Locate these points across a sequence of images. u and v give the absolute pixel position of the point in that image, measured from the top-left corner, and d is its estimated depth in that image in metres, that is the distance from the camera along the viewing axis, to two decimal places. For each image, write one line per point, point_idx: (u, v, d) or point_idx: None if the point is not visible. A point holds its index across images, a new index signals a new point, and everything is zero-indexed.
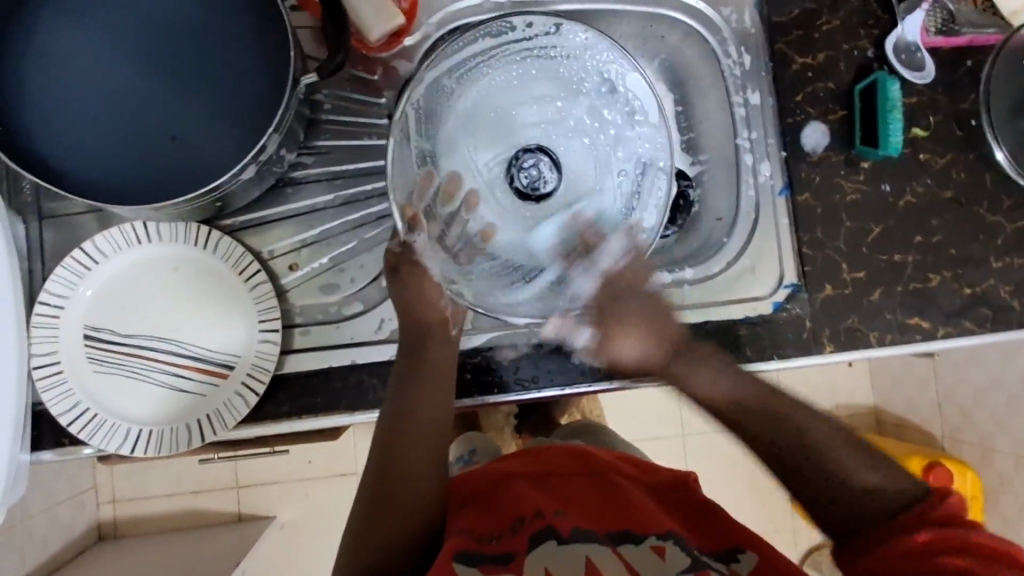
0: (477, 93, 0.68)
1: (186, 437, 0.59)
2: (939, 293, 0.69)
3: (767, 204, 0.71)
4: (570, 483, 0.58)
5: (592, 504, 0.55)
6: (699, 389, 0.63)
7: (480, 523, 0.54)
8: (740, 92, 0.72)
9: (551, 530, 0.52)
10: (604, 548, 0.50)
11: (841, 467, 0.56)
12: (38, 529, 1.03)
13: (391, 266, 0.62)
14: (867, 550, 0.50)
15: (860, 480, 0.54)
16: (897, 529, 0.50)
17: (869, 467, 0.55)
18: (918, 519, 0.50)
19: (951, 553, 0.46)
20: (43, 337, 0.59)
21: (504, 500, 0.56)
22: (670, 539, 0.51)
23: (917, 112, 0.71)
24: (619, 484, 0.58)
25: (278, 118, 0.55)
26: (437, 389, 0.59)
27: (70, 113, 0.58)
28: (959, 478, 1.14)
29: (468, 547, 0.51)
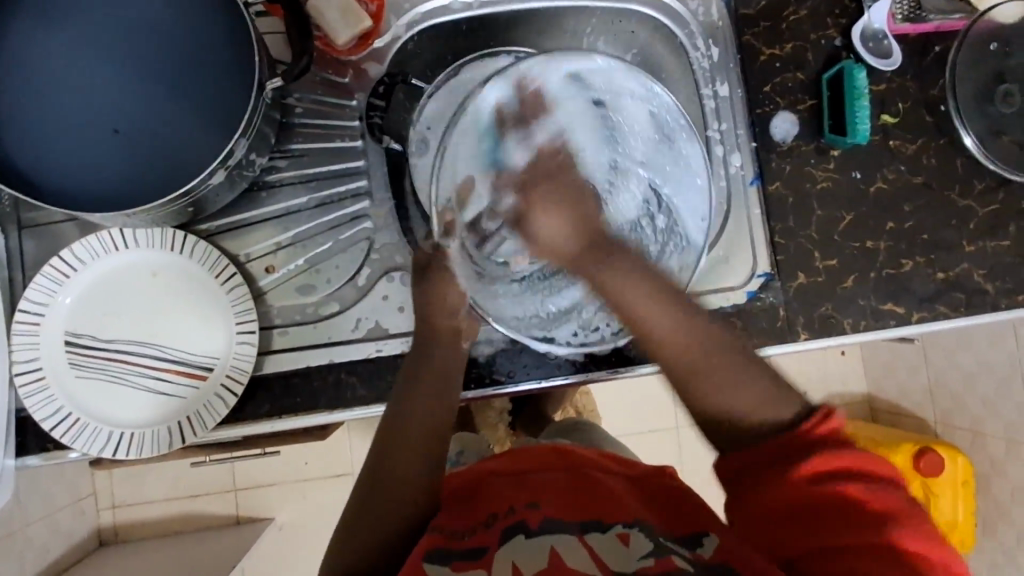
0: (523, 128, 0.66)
1: (167, 438, 0.60)
2: (912, 279, 0.70)
3: (738, 194, 0.71)
4: (547, 479, 0.58)
5: (567, 496, 0.56)
6: (635, 307, 0.55)
7: (454, 518, 0.55)
8: (709, 85, 0.73)
9: (520, 525, 0.52)
10: (570, 537, 0.51)
11: (722, 379, 0.54)
12: (38, 536, 1.05)
13: (417, 269, 0.62)
14: (764, 478, 0.50)
15: (741, 411, 0.54)
16: (784, 455, 0.50)
17: (735, 387, 0.54)
18: (799, 440, 0.51)
19: (843, 478, 0.48)
20: (24, 344, 0.60)
21: (480, 499, 0.57)
22: (636, 526, 0.52)
23: (886, 99, 0.72)
24: (596, 478, 0.58)
25: (245, 122, 0.56)
26: (439, 394, 0.59)
27: (43, 124, 0.59)
28: (950, 464, 1.14)
29: (442, 543, 0.52)
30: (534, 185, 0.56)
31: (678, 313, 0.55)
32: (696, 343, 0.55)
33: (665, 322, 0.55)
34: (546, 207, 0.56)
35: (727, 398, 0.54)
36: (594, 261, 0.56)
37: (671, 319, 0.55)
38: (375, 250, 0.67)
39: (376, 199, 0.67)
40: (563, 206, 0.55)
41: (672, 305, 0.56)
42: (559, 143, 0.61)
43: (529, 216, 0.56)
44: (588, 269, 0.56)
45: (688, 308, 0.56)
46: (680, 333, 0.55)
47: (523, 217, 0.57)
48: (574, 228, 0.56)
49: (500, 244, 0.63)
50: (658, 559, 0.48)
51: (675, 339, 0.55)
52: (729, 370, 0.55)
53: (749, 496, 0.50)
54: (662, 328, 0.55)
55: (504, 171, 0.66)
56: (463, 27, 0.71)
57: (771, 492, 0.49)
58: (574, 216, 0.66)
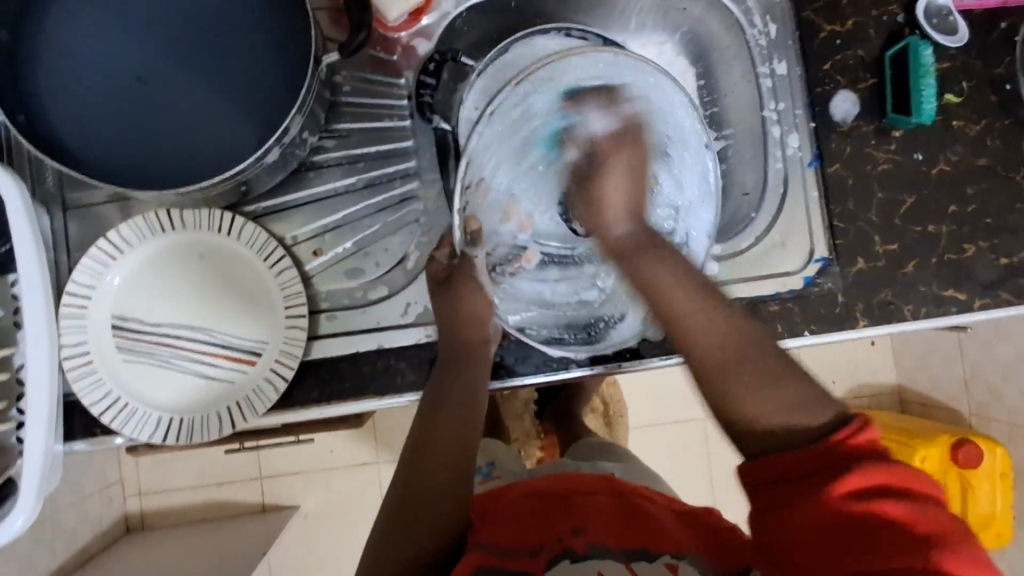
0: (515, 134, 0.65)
1: (217, 424, 0.59)
2: (974, 264, 0.68)
3: (796, 176, 0.69)
4: (593, 501, 0.57)
5: (615, 522, 0.54)
6: (658, 279, 0.58)
7: (495, 532, 0.54)
8: (766, 63, 0.70)
9: (567, 551, 0.51)
10: (617, 565, 0.50)
11: (747, 385, 0.52)
12: (67, 523, 1.04)
13: (438, 281, 0.62)
14: (797, 494, 0.45)
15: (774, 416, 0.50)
16: (830, 466, 0.45)
17: (774, 390, 0.51)
18: (835, 451, 0.46)
19: (881, 498, 0.43)
20: (72, 327, 0.59)
21: (527, 518, 0.56)
22: (685, 558, 0.51)
23: (949, 78, 0.69)
24: (643, 508, 0.57)
25: (300, 98, 0.55)
26: (466, 407, 0.58)
27: (91, 102, 0.58)
28: (988, 456, 1.11)
29: (488, 563, 0.50)
30: (634, 129, 0.64)
31: (716, 314, 0.56)
32: (721, 360, 0.54)
33: (705, 322, 0.55)
34: (616, 173, 0.64)
35: (769, 403, 0.51)
36: (636, 251, 0.60)
37: (706, 327, 0.55)
38: (424, 233, 0.65)
39: (426, 180, 0.65)
40: (629, 177, 0.64)
41: (693, 304, 0.56)
42: (626, 121, 0.65)
43: (604, 181, 0.64)
44: (627, 249, 0.61)
45: (713, 311, 0.56)
46: (708, 340, 0.55)
47: (592, 197, 0.65)
48: (629, 218, 0.63)
49: (590, 113, 0.65)
50: None
51: (708, 348, 0.54)
52: (777, 378, 0.52)
53: (777, 506, 0.45)
54: (697, 320, 0.55)
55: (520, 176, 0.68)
56: (512, 4, 0.68)
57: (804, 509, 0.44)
58: (573, 207, 0.68)
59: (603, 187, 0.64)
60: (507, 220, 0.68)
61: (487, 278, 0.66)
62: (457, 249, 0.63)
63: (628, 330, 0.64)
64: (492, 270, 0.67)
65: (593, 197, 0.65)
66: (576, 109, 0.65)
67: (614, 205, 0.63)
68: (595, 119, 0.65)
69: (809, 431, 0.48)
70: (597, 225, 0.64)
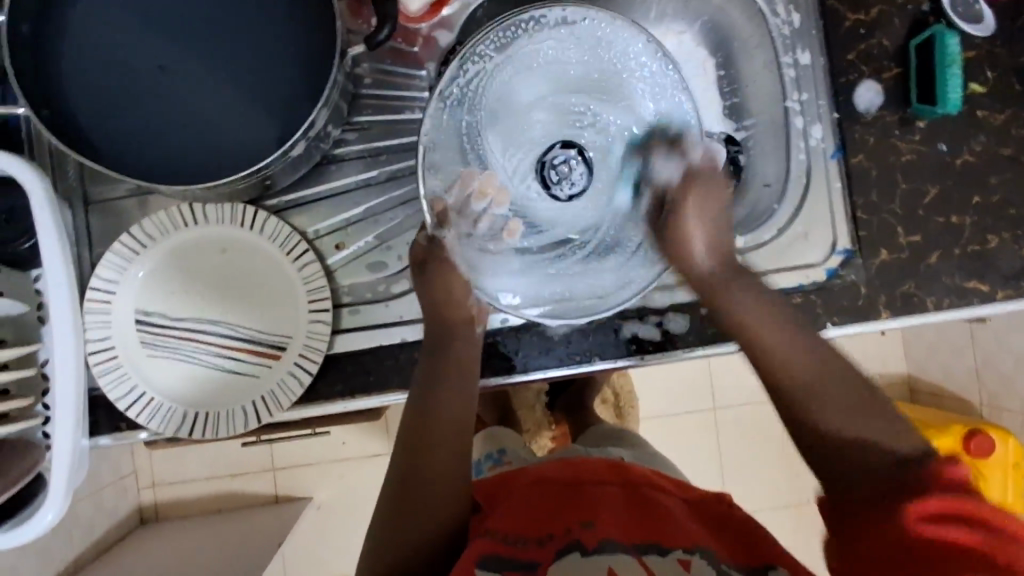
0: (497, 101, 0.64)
1: (242, 418, 0.59)
2: (998, 255, 0.67)
3: (820, 167, 0.69)
4: (604, 493, 0.57)
5: (624, 514, 0.54)
6: (738, 310, 0.60)
7: (505, 522, 0.54)
8: (789, 53, 0.69)
9: (576, 543, 0.51)
10: (628, 557, 0.49)
11: (821, 410, 0.54)
12: (84, 514, 1.05)
13: (417, 262, 0.62)
14: (874, 513, 0.46)
15: (850, 431, 0.53)
16: (910, 488, 0.46)
17: (855, 416, 0.53)
18: (929, 481, 0.45)
19: (957, 524, 0.42)
20: (96, 322, 0.59)
21: (536, 508, 0.55)
22: (697, 552, 0.50)
23: (974, 67, 0.68)
24: (654, 499, 0.56)
25: (326, 92, 0.54)
26: (458, 390, 0.59)
27: (112, 96, 0.58)
28: (1001, 446, 1.11)
29: (496, 551, 0.50)
30: (702, 173, 0.64)
31: (784, 320, 0.59)
32: (824, 371, 0.56)
33: (779, 337, 0.58)
34: (696, 210, 0.63)
35: (837, 414, 0.53)
36: (723, 283, 0.61)
37: (780, 337, 0.58)
38: None
39: None
40: (705, 213, 0.63)
41: (784, 329, 0.58)
42: (708, 162, 0.64)
43: (683, 231, 0.62)
44: (715, 281, 0.62)
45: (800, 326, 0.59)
46: (794, 357, 0.57)
47: (674, 239, 0.63)
48: (712, 250, 0.63)
49: (663, 160, 0.65)
50: None
51: (788, 362, 0.57)
52: (872, 414, 0.53)
53: (854, 541, 0.46)
54: (776, 351, 0.58)
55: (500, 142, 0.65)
56: None
57: (877, 538, 0.45)
58: (555, 174, 0.66)
59: (686, 231, 0.62)
60: (483, 198, 0.63)
61: (471, 252, 0.63)
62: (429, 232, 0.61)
63: (652, 323, 0.64)
64: (477, 248, 0.63)
65: (676, 247, 0.62)
66: (648, 156, 0.66)
67: (700, 244, 0.62)
68: (665, 167, 0.65)
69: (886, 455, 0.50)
70: (681, 265, 0.63)
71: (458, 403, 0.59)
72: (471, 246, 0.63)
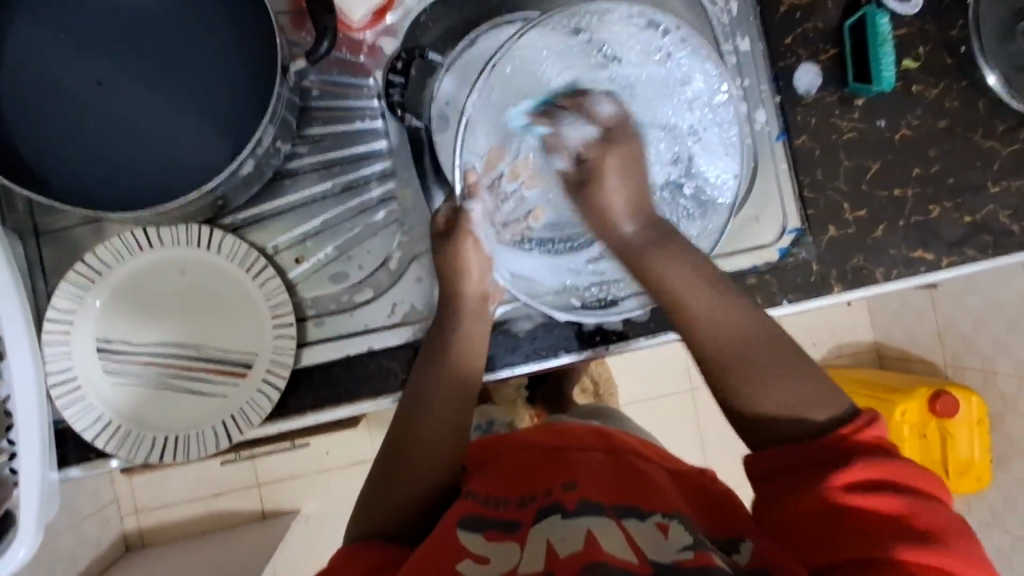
0: (534, 90, 0.65)
1: (213, 438, 0.59)
2: (940, 223, 0.70)
3: (766, 151, 0.70)
4: (588, 457, 0.57)
5: (608, 478, 0.54)
6: (673, 279, 0.57)
7: (490, 486, 0.56)
8: (729, 40, 0.71)
9: (557, 505, 0.51)
10: (606, 521, 0.49)
11: (758, 382, 0.52)
12: (66, 546, 1.04)
13: (441, 231, 0.62)
14: (800, 491, 0.46)
15: (780, 406, 0.51)
16: (834, 459, 0.47)
17: (787, 379, 0.52)
18: (843, 445, 0.47)
19: (875, 493, 0.44)
20: (57, 354, 0.58)
21: (523, 475, 0.56)
22: (675, 518, 0.50)
23: (906, 44, 0.71)
24: (638, 465, 0.57)
25: (271, 108, 0.55)
26: (464, 370, 0.60)
27: (56, 127, 0.57)
28: (965, 404, 1.15)
29: (476, 511, 0.53)
30: (621, 127, 0.62)
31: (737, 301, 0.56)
32: (742, 331, 0.55)
33: (712, 308, 0.56)
34: (620, 173, 0.59)
35: (781, 394, 0.52)
36: (654, 245, 0.58)
37: (720, 315, 0.55)
38: (404, 233, 0.65)
39: (402, 179, 0.65)
40: (625, 167, 0.60)
41: (716, 295, 0.56)
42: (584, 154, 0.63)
43: (603, 176, 0.60)
44: (636, 248, 0.59)
45: (732, 307, 0.56)
46: (717, 313, 0.55)
47: (592, 190, 0.60)
48: (636, 216, 0.59)
49: (569, 122, 0.64)
50: (697, 551, 0.46)
51: (714, 320, 0.55)
52: (778, 363, 0.53)
53: (779, 498, 0.47)
54: (713, 320, 0.55)
55: (536, 133, 0.65)
56: None
57: (798, 499, 0.46)
58: (590, 167, 0.66)
59: (606, 180, 0.59)
60: (516, 178, 0.64)
61: (488, 229, 0.64)
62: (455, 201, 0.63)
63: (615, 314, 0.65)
64: (495, 228, 0.65)
65: (603, 217, 0.60)
66: (554, 120, 0.64)
67: (618, 205, 0.59)
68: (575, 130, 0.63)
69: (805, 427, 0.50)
70: (600, 220, 0.60)
71: (452, 398, 0.59)
72: (492, 225, 0.65)
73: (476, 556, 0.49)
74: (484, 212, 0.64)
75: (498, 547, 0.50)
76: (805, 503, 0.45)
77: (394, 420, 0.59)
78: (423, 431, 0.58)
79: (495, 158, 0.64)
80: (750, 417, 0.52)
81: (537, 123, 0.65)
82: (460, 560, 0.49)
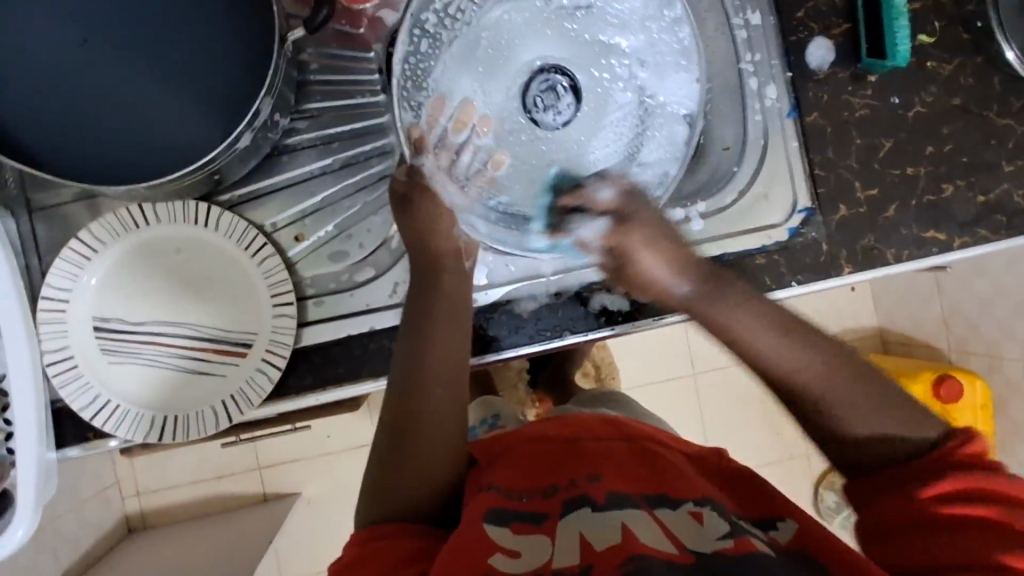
0: (474, 22, 0.64)
1: (213, 419, 0.58)
2: (953, 203, 0.68)
3: (775, 127, 0.69)
4: (607, 448, 0.56)
5: (630, 468, 0.53)
6: (736, 327, 0.55)
7: (511, 477, 0.55)
8: (739, 14, 0.69)
9: (584, 499, 0.50)
10: (638, 512, 0.48)
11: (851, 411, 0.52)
12: (67, 528, 1.04)
13: (398, 199, 0.61)
14: (897, 493, 0.48)
15: (862, 429, 0.51)
16: (925, 471, 0.48)
17: (877, 412, 0.51)
18: (944, 461, 0.48)
19: (966, 503, 0.45)
20: (52, 333, 0.57)
21: (544, 465, 0.55)
22: (707, 505, 0.49)
23: (920, 19, 0.69)
24: (658, 453, 0.56)
25: (268, 81, 0.53)
26: (458, 337, 0.58)
27: (46, 100, 0.56)
28: (969, 389, 1.14)
29: (499, 503, 0.51)
30: (630, 207, 0.59)
31: (807, 343, 0.54)
32: (828, 382, 0.52)
33: (811, 364, 0.53)
34: (645, 245, 0.57)
35: (853, 419, 0.52)
36: (712, 300, 0.56)
37: (780, 351, 0.53)
38: None
39: (403, 156, 0.64)
40: (655, 244, 0.57)
41: (811, 341, 0.54)
42: (629, 192, 0.60)
43: (635, 257, 0.57)
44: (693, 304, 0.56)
45: (807, 342, 0.54)
46: (809, 361, 0.53)
47: (631, 271, 0.57)
48: (685, 275, 0.56)
49: (583, 223, 0.61)
50: (737, 538, 0.44)
51: (794, 375, 0.53)
52: (869, 399, 0.52)
53: (871, 509, 0.49)
54: (781, 359, 0.53)
55: (481, 73, 0.64)
56: None
57: (893, 509, 0.47)
58: (542, 103, 0.65)
59: (637, 259, 0.57)
60: (463, 129, 0.64)
61: (451, 188, 0.63)
62: (410, 162, 0.61)
63: (620, 292, 0.64)
64: (458, 185, 0.64)
65: (643, 285, 0.57)
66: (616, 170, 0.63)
67: (659, 272, 0.56)
68: (591, 226, 0.60)
69: (893, 446, 0.50)
70: (654, 296, 0.58)
71: (449, 368, 0.58)
72: (453, 181, 0.63)
73: (508, 550, 0.47)
74: (438, 168, 0.63)
75: (526, 539, 0.48)
76: (901, 513, 0.47)
77: (395, 397, 0.57)
78: (426, 417, 0.56)
79: (438, 110, 0.63)
80: (844, 442, 0.52)
81: (473, 62, 0.64)
82: (492, 554, 0.46)
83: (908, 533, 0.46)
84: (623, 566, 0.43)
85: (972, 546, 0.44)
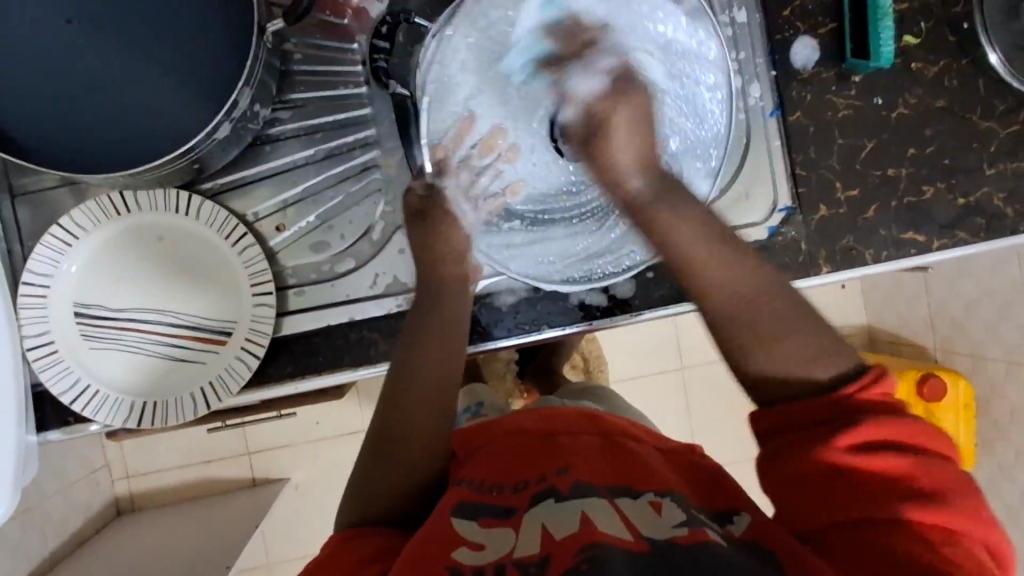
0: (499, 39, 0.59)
1: (192, 405, 0.59)
2: (933, 205, 0.69)
3: (758, 126, 0.69)
4: (579, 442, 0.57)
5: (600, 460, 0.54)
6: (693, 249, 0.53)
7: (482, 471, 0.56)
8: (726, 11, 0.68)
9: (551, 491, 0.51)
10: (600, 502, 0.49)
11: (774, 351, 0.49)
12: (56, 509, 1.05)
13: (414, 214, 0.62)
14: (804, 443, 0.45)
15: (774, 369, 0.49)
16: (837, 418, 0.45)
17: (801, 343, 0.49)
18: (847, 409, 0.46)
19: (874, 452, 0.43)
20: (34, 318, 0.58)
21: (515, 458, 0.56)
22: (668, 496, 0.50)
23: (907, 20, 0.69)
24: (629, 447, 0.57)
25: (248, 71, 0.54)
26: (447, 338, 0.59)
27: (29, 87, 0.56)
28: (951, 388, 1.15)
29: (469, 498, 0.52)
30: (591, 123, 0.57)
31: (742, 264, 0.52)
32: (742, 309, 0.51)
33: (716, 265, 0.52)
34: (630, 126, 0.56)
35: (789, 350, 0.49)
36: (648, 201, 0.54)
37: (727, 266, 0.52)
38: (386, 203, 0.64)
39: (386, 149, 0.64)
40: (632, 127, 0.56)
41: (730, 261, 0.52)
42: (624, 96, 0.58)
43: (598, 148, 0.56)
44: (645, 203, 0.54)
45: (741, 265, 0.52)
46: (733, 281, 0.52)
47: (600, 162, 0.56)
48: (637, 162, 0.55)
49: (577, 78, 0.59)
50: (691, 528, 0.45)
51: (724, 293, 0.52)
52: (795, 328, 0.50)
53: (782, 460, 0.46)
54: (730, 282, 0.52)
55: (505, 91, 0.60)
56: None
57: (799, 461, 0.45)
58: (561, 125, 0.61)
59: (610, 147, 0.56)
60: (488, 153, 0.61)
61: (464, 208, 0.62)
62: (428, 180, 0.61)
63: (598, 288, 0.64)
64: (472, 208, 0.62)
65: (607, 175, 0.56)
66: (562, 71, 0.59)
67: (622, 158, 0.55)
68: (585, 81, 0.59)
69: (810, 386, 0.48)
70: (610, 185, 0.56)
71: (438, 367, 0.58)
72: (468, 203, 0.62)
73: (473, 542, 0.48)
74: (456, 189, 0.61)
75: (494, 530, 0.49)
76: (813, 464, 0.44)
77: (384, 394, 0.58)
78: (412, 415, 0.57)
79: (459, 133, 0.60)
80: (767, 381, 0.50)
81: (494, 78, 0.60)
82: (457, 546, 0.47)
83: (823, 488, 0.44)
84: (578, 554, 0.44)
85: (882, 496, 0.42)
